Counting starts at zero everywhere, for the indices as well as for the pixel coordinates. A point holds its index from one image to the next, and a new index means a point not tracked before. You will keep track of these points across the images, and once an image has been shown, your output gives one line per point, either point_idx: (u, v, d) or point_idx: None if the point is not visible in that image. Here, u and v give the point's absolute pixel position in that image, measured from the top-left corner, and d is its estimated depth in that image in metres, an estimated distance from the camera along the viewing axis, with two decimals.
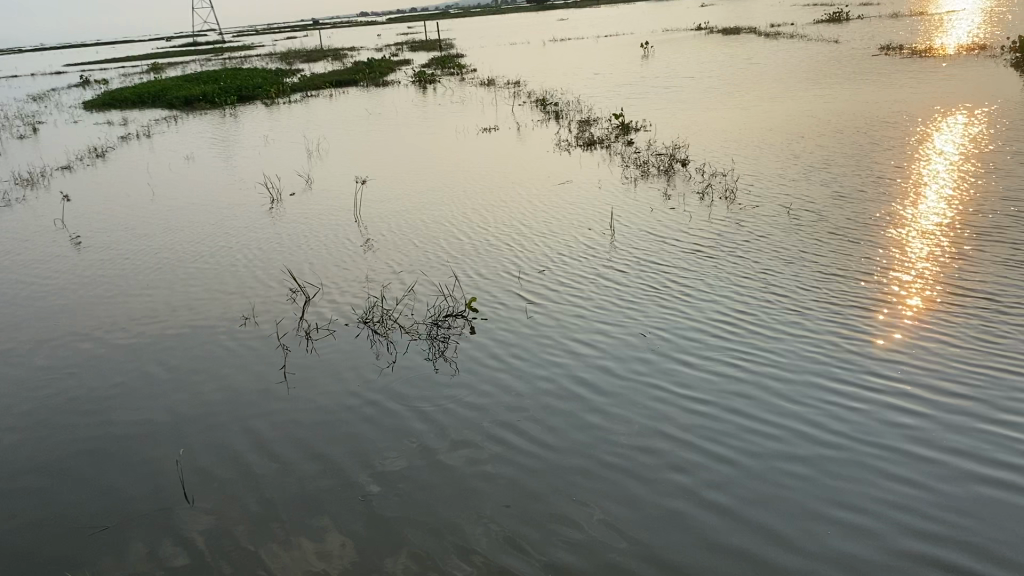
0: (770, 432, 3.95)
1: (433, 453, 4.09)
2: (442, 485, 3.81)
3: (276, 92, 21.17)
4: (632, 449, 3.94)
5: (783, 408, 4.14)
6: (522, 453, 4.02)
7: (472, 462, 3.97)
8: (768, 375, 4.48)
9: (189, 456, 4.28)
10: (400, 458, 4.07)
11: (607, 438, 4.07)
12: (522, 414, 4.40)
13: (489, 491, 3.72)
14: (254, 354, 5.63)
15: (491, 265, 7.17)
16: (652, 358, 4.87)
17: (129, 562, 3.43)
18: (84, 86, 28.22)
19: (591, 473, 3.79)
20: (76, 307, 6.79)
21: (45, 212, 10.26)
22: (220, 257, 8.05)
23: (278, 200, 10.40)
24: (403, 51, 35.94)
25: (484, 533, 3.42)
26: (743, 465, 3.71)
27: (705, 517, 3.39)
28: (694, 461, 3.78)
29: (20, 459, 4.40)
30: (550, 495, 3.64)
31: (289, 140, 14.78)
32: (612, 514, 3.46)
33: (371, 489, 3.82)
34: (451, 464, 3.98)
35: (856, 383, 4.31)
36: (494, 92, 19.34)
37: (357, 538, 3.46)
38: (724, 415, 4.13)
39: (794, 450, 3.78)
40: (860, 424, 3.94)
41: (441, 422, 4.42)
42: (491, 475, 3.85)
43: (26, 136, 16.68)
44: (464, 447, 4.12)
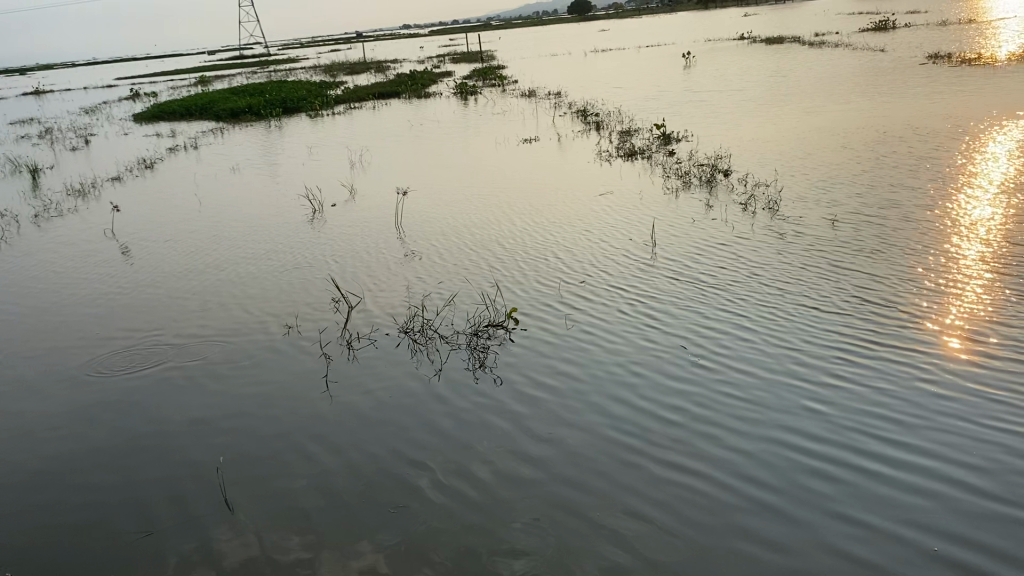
0: (801, 460, 3.94)
1: (468, 468, 4.14)
2: (472, 500, 3.85)
3: (319, 105, 21.43)
4: (671, 464, 4.01)
5: (823, 430, 4.18)
6: (554, 471, 4.06)
7: (513, 473, 4.06)
8: (805, 396, 4.53)
9: (234, 461, 4.42)
10: (434, 470, 4.15)
11: (647, 451, 4.15)
12: (556, 432, 4.43)
13: (518, 510, 3.75)
14: (297, 363, 5.75)
15: (532, 275, 7.21)
16: (688, 378, 4.88)
17: (175, 563, 3.57)
18: (133, 98, 28.81)
19: (629, 487, 3.86)
20: (125, 315, 6.96)
21: (95, 223, 10.49)
22: (264, 267, 8.20)
23: (320, 211, 10.54)
24: (444, 63, 36.16)
25: (514, 550, 3.47)
26: (778, 485, 3.77)
27: (741, 535, 3.45)
28: (731, 480, 3.84)
29: (73, 460, 4.57)
30: (579, 516, 3.68)
31: (331, 152, 14.94)
32: (649, 528, 3.53)
33: (405, 500, 3.90)
34: (484, 479, 4.03)
35: (897, 408, 4.33)
36: (535, 102, 19.41)
37: (400, 543, 3.58)
38: (762, 436, 4.18)
39: (827, 477, 3.79)
40: (898, 447, 3.98)
41: (482, 432, 4.51)
42: (530, 487, 3.93)
43: (78, 148, 17.14)
44: (505, 458, 4.21)
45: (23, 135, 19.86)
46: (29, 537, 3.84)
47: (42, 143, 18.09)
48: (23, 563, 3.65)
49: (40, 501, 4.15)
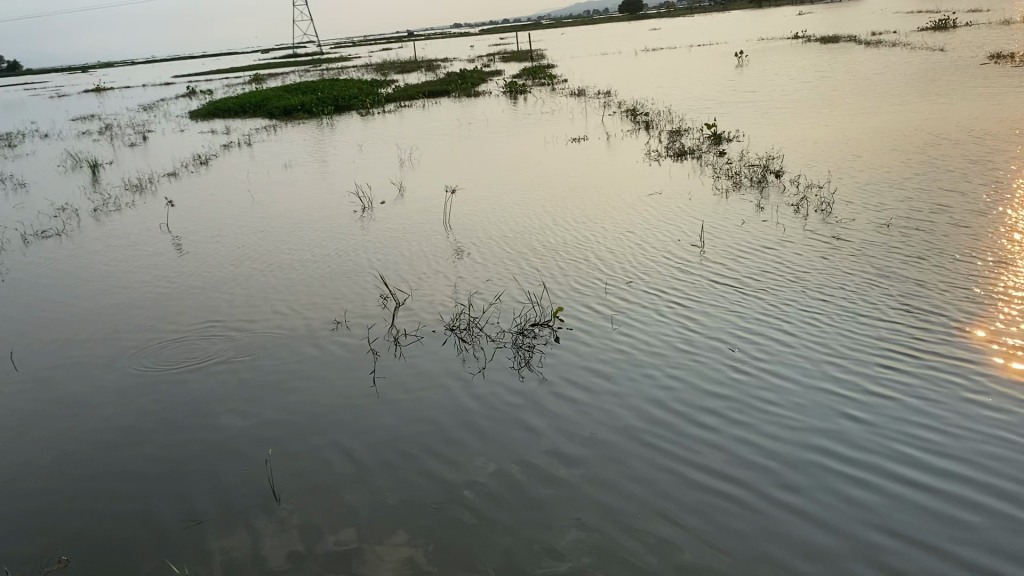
0: (843, 467, 3.92)
1: (509, 466, 4.20)
2: (512, 499, 3.90)
3: (370, 103, 21.62)
4: (709, 467, 4.02)
5: (865, 437, 4.16)
6: (595, 472, 4.09)
7: (552, 472, 4.12)
8: (850, 402, 4.50)
9: (281, 453, 4.56)
10: (475, 468, 4.21)
11: (685, 453, 4.17)
12: (598, 433, 4.46)
13: (557, 509, 3.80)
14: (345, 358, 5.85)
15: (578, 275, 7.21)
16: (733, 381, 4.87)
17: (222, 548, 3.72)
18: (190, 96, 29.39)
19: (666, 488, 3.88)
20: (179, 307, 7.14)
21: (151, 217, 10.74)
22: (313, 263, 8.31)
23: (369, 208, 10.65)
24: (494, 62, 36.25)
25: (549, 546, 3.54)
26: (816, 491, 3.76)
27: (777, 541, 3.46)
28: (768, 484, 3.85)
29: (129, 449, 4.77)
30: (618, 517, 3.71)
31: (380, 150, 15.08)
32: (683, 530, 3.57)
33: (446, 495, 3.99)
34: (524, 478, 4.08)
35: (942, 418, 4.28)
36: (584, 102, 19.33)
37: (439, 536, 3.66)
38: (801, 441, 4.18)
39: (867, 486, 3.77)
40: (942, 458, 3.94)
41: (524, 431, 4.56)
42: (568, 486, 3.98)
43: (136, 144, 17.55)
44: (545, 457, 4.26)
45: (83, 132, 20.38)
46: (86, 524, 4.00)
47: (102, 139, 18.56)
48: (82, 546, 3.83)
49: (96, 490, 4.32)
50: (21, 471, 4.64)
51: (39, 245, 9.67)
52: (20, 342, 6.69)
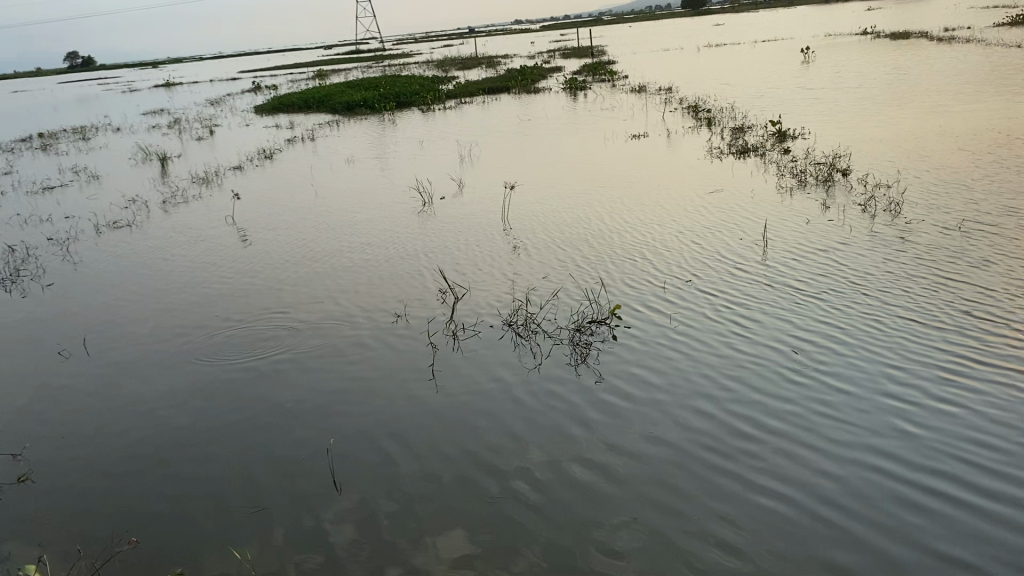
0: (899, 474, 3.87)
1: (562, 465, 4.24)
2: (564, 497, 3.96)
3: (431, 99, 21.76)
4: (763, 471, 4.01)
5: (924, 444, 4.09)
6: (647, 471, 4.11)
7: (604, 472, 4.15)
8: (910, 408, 4.42)
9: (340, 445, 4.69)
10: (530, 465, 4.28)
11: (739, 456, 4.16)
12: (653, 433, 4.47)
13: (607, 508, 3.85)
14: (404, 352, 5.94)
15: (637, 272, 7.17)
16: (790, 384, 4.82)
17: (283, 537, 3.86)
18: (257, 91, 29.98)
19: (718, 491, 3.89)
20: (244, 299, 7.33)
21: (218, 209, 11.00)
22: (375, 256, 8.42)
23: (429, 203, 10.74)
24: (555, 58, 36.17)
25: (599, 546, 3.58)
26: (871, 499, 3.72)
27: (828, 548, 3.44)
28: (822, 489, 3.82)
29: (197, 438, 4.96)
30: (668, 517, 3.73)
31: (441, 146, 15.18)
32: (733, 534, 3.57)
33: (499, 492, 4.06)
34: (577, 477, 4.13)
35: (1007, 427, 4.17)
36: (646, 98, 19.17)
37: (491, 533, 3.74)
38: (857, 446, 4.13)
39: (924, 494, 3.71)
40: (1004, 468, 3.85)
41: (578, 430, 4.60)
42: (619, 487, 4.01)
43: (204, 138, 17.98)
44: (598, 457, 4.29)
45: (153, 125, 20.95)
46: (159, 510, 4.21)
47: (172, 133, 19.06)
48: (152, 532, 4.02)
49: (168, 477, 4.52)
50: (94, 455, 4.86)
51: (112, 235, 9.99)
52: (94, 330, 6.93)
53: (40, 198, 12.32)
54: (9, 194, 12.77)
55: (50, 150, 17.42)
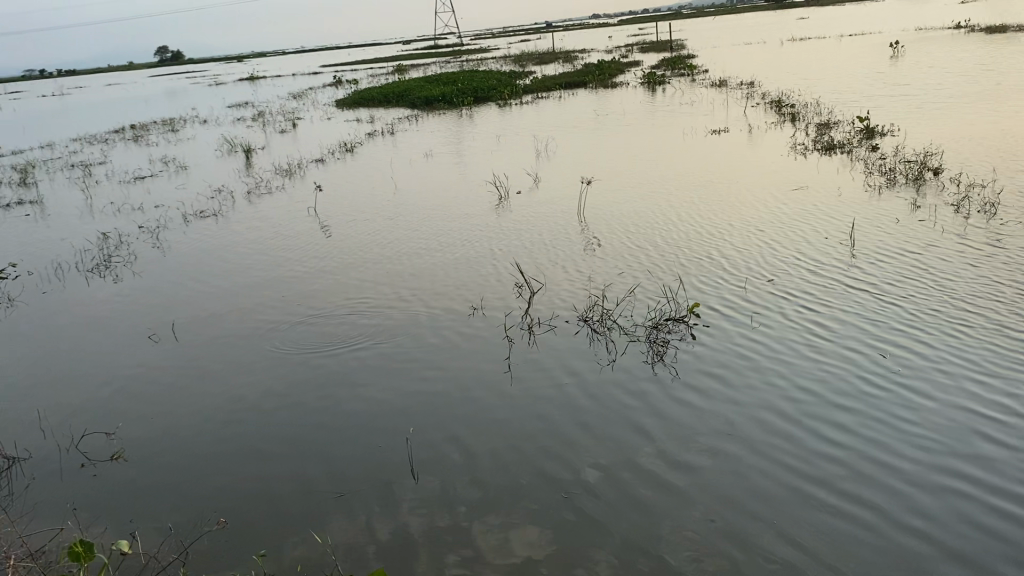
0: (983, 490, 3.75)
1: (634, 465, 4.25)
2: (636, 498, 3.97)
3: (508, 94, 21.79)
4: (841, 479, 3.93)
5: (1013, 458, 3.95)
6: (721, 476, 4.09)
7: (677, 474, 4.13)
8: (999, 420, 4.27)
9: (417, 435, 4.78)
10: (603, 464, 4.28)
11: (817, 463, 4.08)
12: (728, 436, 4.42)
13: (680, 511, 3.84)
14: (479, 345, 5.99)
15: (715, 270, 7.05)
16: (872, 389, 4.70)
17: (361, 524, 3.98)
18: (337, 85, 30.50)
19: (794, 499, 3.83)
20: (324, 288, 7.48)
21: (300, 200, 11.24)
22: (451, 250, 8.48)
23: (506, 197, 10.76)
24: (633, 52, 35.82)
25: (670, 549, 3.58)
26: (955, 513, 3.62)
27: (909, 563, 3.37)
28: (903, 501, 3.74)
29: (279, 422, 5.12)
30: (739, 525, 3.70)
31: (518, 141, 15.19)
32: (808, 544, 3.53)
33: (571, 490, 4.08)
34: (649, 479, 4.12)
35: None
36: (727, 93, 18.81)
37: (562, 531, 3.78)
38: (941, 457, 4.02)
39: (1013, 512, 3.59)
40: None
41: (652, 431, 4.58)
42: (692, 490, 4.00)
43: (287, 131, 18.39)
44: (671, 458, 4.28)
45: (238, 118, 21.53)
46: (244, 492, 4.37)
47: (256, 126, 19.55)
48: (237, 513, 4.18)
49: (252, 461, 4.68)
50: (181, 435, 5.06)
51: (199, 223, 10.31)
52: (181, 314, 7.17)
53: (132, 188, 12.79)
54: (103, 183, 13.29)
55: (141, 141, 18.08)
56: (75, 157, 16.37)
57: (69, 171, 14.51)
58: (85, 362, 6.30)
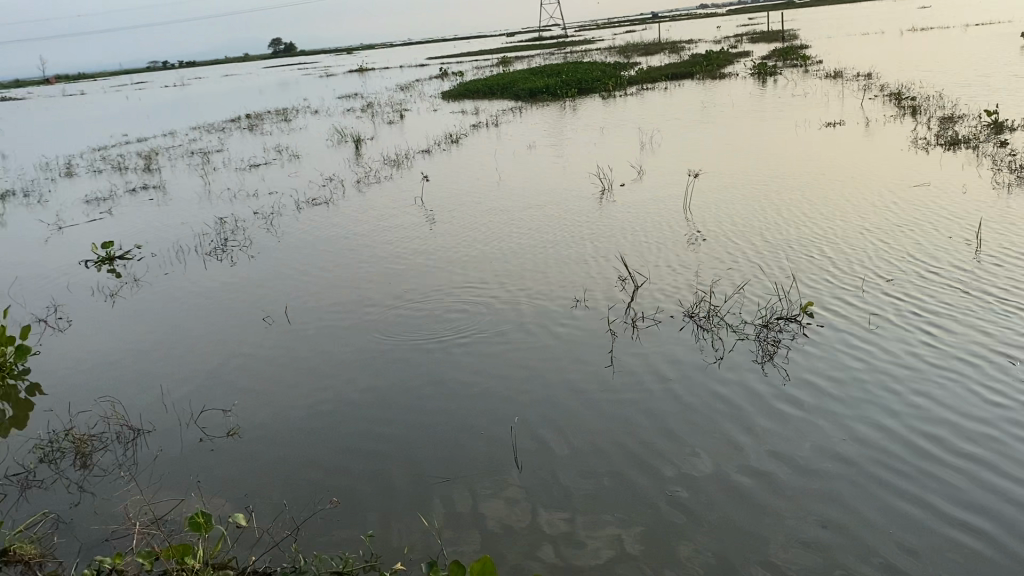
0: None
1: (740, 469, 4.16)
2: (742, 504, 3.89)
3: (613, 85, 21.58)
4: (961, 496, 3.76)
5: None
6: (832, 485, 3.96)
7: (785, 480, 4.03)
8: None
9: (520, 426, 4.80)
10: (709, 465, 4.22)
11: (936, 477, 3.91)
12: (840, 442, 4.28)
13: (786, 519, 3.75)
14: (583, 337, 5.96)
15: (829, 268, 6.81)
16: (998, 400, 4.46)
17: (465, 512, 4.03)
18: (443, 77, 30.87)
19: (909, 515, 3.69)
20: (430, 276, 7.59)
21: (407, 190, 11.43)
22: (556, 241, 8.46)
23: (610, 189, 10.67)
24: (741, 43, 34.97)
25: (776, 559, 3.51)
26: None
27: None
28: None
29: (386, 406, 5.23)
30: (847, 539, 3.59)
31: (623, 133, 15.04)
32: (924, 563, 3.39)
33: (675, 490, 4.03)
34: (756, 484, 4.03)
35: None
36: (842, 85, 18.12)
37: (664, 532, 3.74)
38: None
39: None
40: None
41: (759, 432, 4.47)
42: (800, 498, 3.89)
43: (394, 122, 18.73)
44: (779, 463, 4.17)
45: (347, 108, 22.07)
46: (353, 472, 4.49)
47: (364, 116, 19.99)
48: (347, 492, 4.30)
49: (362, 441, 4.80)
50: (294, 414, 5.23)
51: (311, 211, 10.62)
52: (293, 298, 7.40)
53: (248, 175, 13.27)
54: (221, 170, 13.84)
55: (256, 130, 18.75)
56: (194, 144, 17.11)
57: (189, 158, 15.19)
58: (206, 340, 6.59)
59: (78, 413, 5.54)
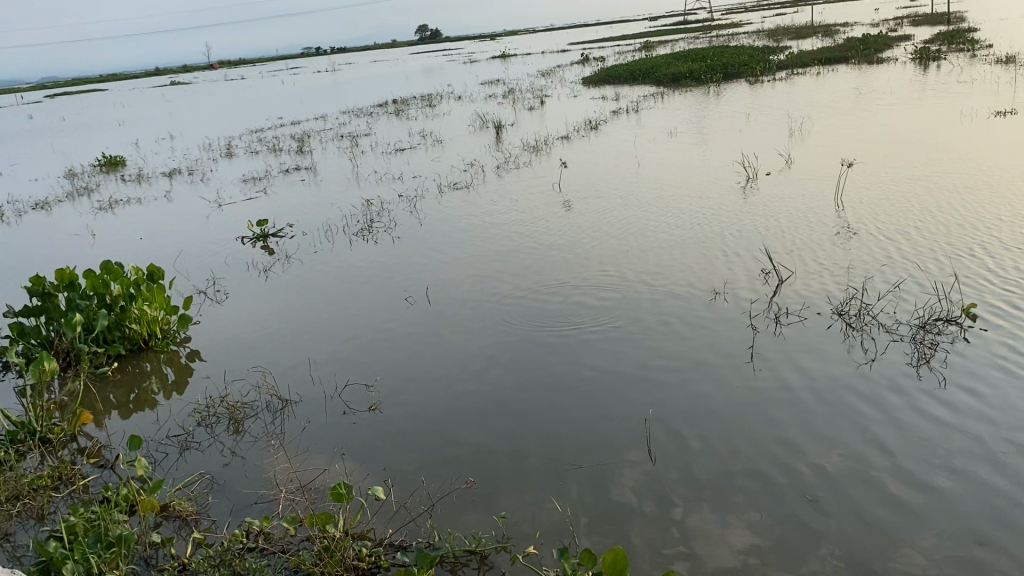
0: None
1: (889, 478, 3.93)
2: (888, 515, 3.68)
3: (760, 71, 20.84)
4: None
5: None
6: (990, 504, 3.69)
7: (938, 494, 3.78)
8: None
9: (655, 418, 4.71)
10: (854, 471, 4.01)
11: None
12: (1000, 456, 3.99)
13: (938, 536, 3.52)
14: (722, 330, 5.79)
15: (996, 267, 6.32)
16: None
17: (596, 501, 3.99)
18: (585, 63, 30.70)
19: None
20: (566, 262, 7.56)
21: (545, 176, 11.44)
22: (696, 230, 8.25)
23: (754, 178, 10.31)
24: (901, 25, 33.01)
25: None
26: None
27: None
28: None
29: (520, 389, 5.25)
30: (1005, 563, 3.34)
31: (770, 120, 14.50)
32: None
33: (815, 495, 3.86)
34: (904, 494, 3.81)
35: None
36: (1015, 70, 16.79)
37: (802, 539, 3.58)
38: None
39: None
40: None
41: (910, 440, 4.21)
42: (953, 514, 3.65)
43: (534, 108, 18.79)
44: (931, 474, 3.92)
45: (489, 94, 22.31)
46: (486, 452, 4.53)
47: (506, 102, 20.15)
48: (480, 472, 4.34)
49: (497, 423, 4.83)
50: (431, 392, 5.33)
51: (451, 195, 10.80)
52: (433, 279, 7.55)
53: (393, 159, 13.64)
54: (368, 153, 14.28)
55: (401, 115, 19.23)
56: (344, 128, 17.73)
57: (338, 142, 15.75)
58: (349, 318, 6.81)
59: (231, 381, 5.85)
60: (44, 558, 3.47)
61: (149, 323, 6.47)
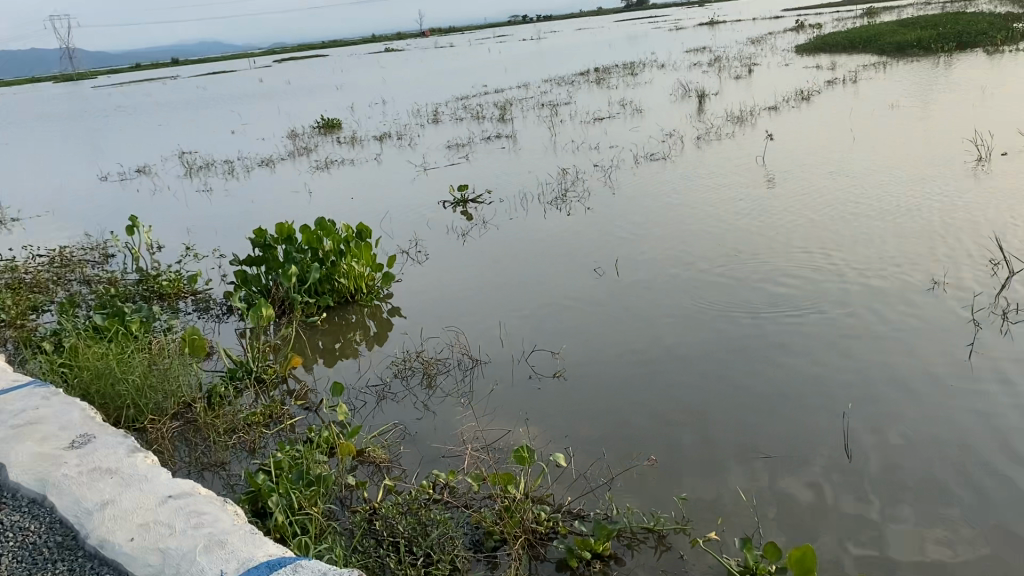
0: None
1: None
2: None
3: (1002, 40, 18.83)
4: None
5: None
6: None
7: None
8: None
9: (853, 412, 4.42)
10: None
11: None
12: None
13: None
14: (937, 324, 5.32)
15: None
16: None
17: (782, 493, 3.81)
18: (800, 29, 29.07)
19: None
20: (765, 241, 7.22)
21: (749, 149, 10.97)
22: (912, 213, 7.59)
23: (986, 158, 9.36)
24: None
25: None
26: None
27: None
28: None
29: (709, 368, 5.09)
30: None
31: (1011, 94, 13.07)
32: None
33: None
34: None
35: None
36: None
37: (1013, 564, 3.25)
38: None
39: None
40: None
41: None
42: None
43: (742, 77, 18.03)
44: None
45: (695, 63, 21.65)
46: (670, 431, 4.43)
47: (711, 71, 19.46)
48: (663, 450, 4.26)
49: (681, 403, 4.71)
50: (615, 365, 5.28)
51: (648, 166, 10.60)
52: (624, 251, 7.46)
53: (592, 127, 13.57)
54: (567, 122, 14.29)
55: (603, 83, 19.08)
56: (545, 96, 17.83)
57: (539, 110, 15.87)
58: (541, 285, 6.87)
59: (426, 338, 6.07)
60: (253, 488, 3.78)
61: (356, 278, 6.83)
